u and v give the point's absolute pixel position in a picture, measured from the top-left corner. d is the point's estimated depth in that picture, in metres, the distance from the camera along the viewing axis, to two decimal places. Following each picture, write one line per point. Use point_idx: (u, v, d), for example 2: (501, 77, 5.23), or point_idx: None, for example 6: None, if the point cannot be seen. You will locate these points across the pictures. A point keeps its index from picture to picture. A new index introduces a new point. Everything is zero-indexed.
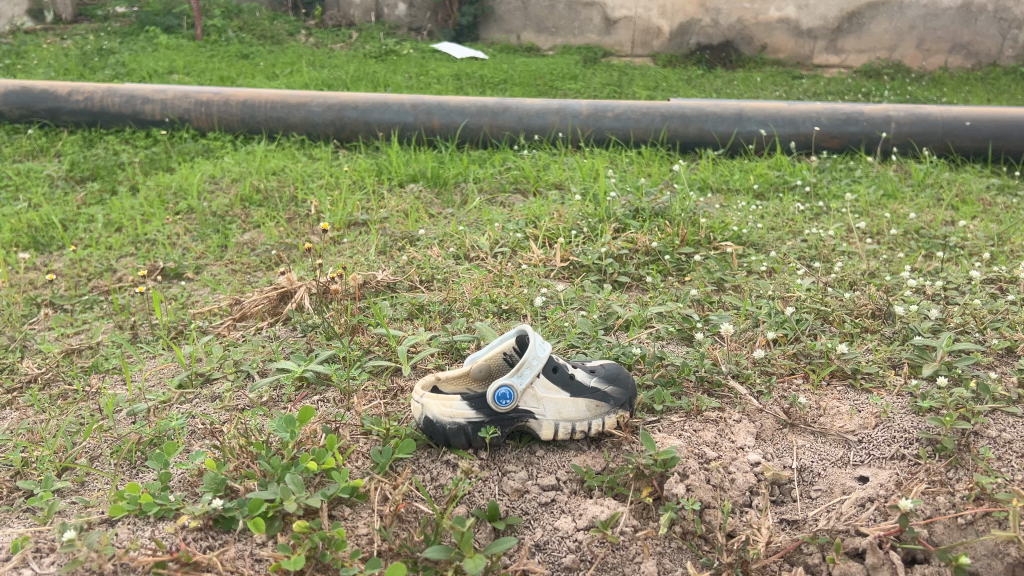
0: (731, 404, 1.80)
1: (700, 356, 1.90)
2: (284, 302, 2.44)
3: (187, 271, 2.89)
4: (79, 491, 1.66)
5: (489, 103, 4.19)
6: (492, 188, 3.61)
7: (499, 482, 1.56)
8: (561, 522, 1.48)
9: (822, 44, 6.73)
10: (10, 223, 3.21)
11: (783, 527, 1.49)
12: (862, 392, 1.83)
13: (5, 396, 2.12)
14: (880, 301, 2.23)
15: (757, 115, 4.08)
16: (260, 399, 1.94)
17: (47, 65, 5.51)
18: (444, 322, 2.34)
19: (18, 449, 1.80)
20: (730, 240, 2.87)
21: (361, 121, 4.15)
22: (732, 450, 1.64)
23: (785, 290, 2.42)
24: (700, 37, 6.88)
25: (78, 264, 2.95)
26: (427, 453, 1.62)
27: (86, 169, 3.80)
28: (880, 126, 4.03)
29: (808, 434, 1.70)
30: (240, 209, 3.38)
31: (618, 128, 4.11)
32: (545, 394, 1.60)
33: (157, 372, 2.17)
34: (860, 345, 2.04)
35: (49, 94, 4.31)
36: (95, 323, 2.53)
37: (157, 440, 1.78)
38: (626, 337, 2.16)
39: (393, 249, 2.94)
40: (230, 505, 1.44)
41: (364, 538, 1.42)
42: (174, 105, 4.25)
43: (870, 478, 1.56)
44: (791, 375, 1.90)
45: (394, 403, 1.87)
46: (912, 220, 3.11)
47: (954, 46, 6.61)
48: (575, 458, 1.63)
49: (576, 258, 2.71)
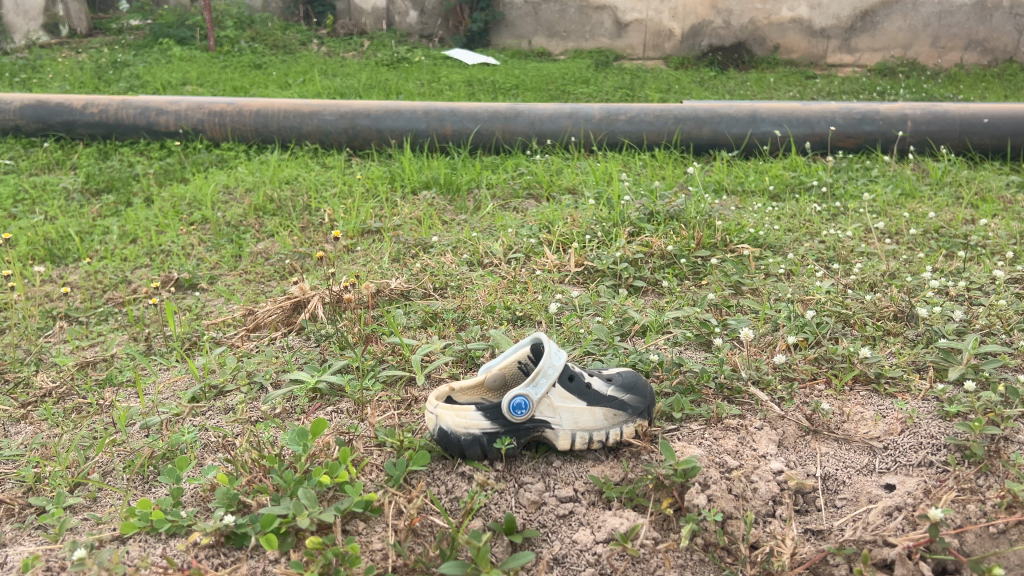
0: (751, 411, 1.76)
1: (719, 362, 1.87)
2: (298, 311, 2.43)
3: (201, 281, 2.88)
4: (91, 507, 1.64)
5: (501, 108, 4.17)
6: (505, 194, 3.59)
7: (516, 494, 1.53)
8: (580, 535, 1.45)
9: (836, 43, 6.68)
10: (26, 236, 3.22)
11: (807, 538, 1.45)
12: (886, 397, 1.79)
13: (20, 410, 2.11)
14: (901, 304, 2.19)
15: (772, 115, 4.04)
16: (274, 410, 1.92)
17: (62, 79, 5.54)
18: (457, 329, 2.31)
19: (30, 465, 1.79)
20: (746, 241, 2.83)
21: (374, 128, 4.14)
22: (754, 459, 1.61)
23: (805, 292, 2.38)
24: (712, 39, 6.84)
25: (93, 276, 2.95)
26: (442, 465, 1.60)
27: (101, 181, 3.80)
28: (896, 125, 3.97)
29: (832, 441, 1.66)
30: (253, 219, 3.37)
31: (631, 131, 4.08)
32: (561, 403, 1.56)
33: (171, 384, 2.15)
34: (883, 348, 2.00)
35: (65, 107, 4.32)
36: (110, 334, 2.52)
37: (170, 454, 1.77)
38: (643, 343, 2.13)
39: (407, 255, 2.92)
40: (242, 521, 1.42)
41: (378, 553, 1.39)
42: (188, 116, 4.26)
43: (897, 486, 1.52)
44: (813, 381, 1.86)
45: (408, 414, 1.84)
46: (931, 219, 3.06)
47: (969, 43, 6.55)
48: (593, 468, 1.60)
49: (591, 263, 2.69)
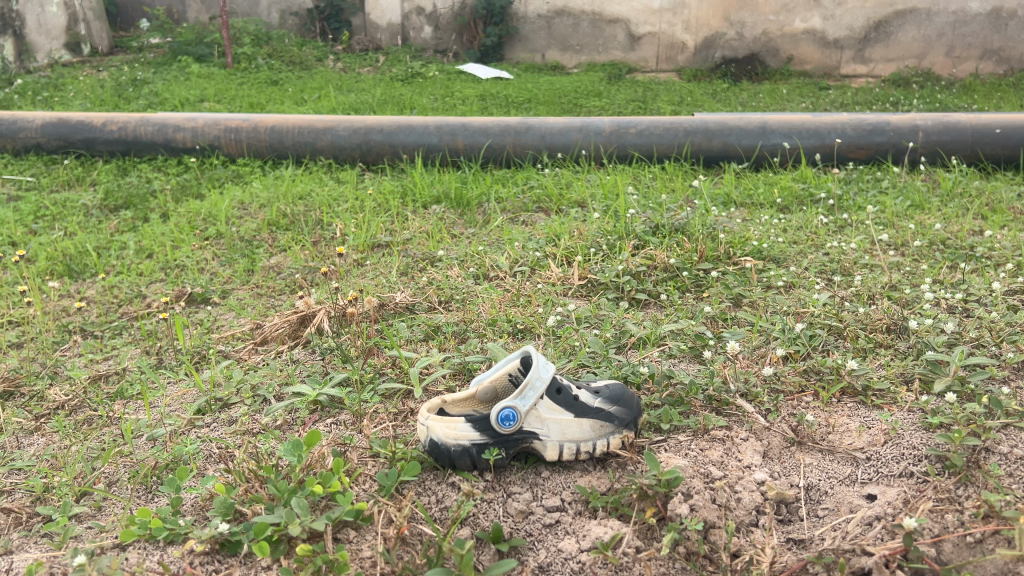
0: (738, 423, 1.79)
1: (709, 374, 1.90)
2: (305, 325, 2.49)
3: (213, 295, 2.95)
4: (95, 516, 1.70)
5: (512, 123, 4.23)
6: (516, 208, 3.64)
7: (504, 504, 1.57)
8: (565, 543, 1.49)
9: (849, 54, 6.70)
10: (46, 251, 3.31)
11: (789, 546, 1.48)
12: (873, 409, 1.81)
13: (34, 422, 2.18)
14: (895, 316, 2.21)
15: (782, 127, 4.07)
16: (275, 423, 1.97)
17: (84, 97, 5.66)
18: (458, 342, 2.36)
19: (40, 475, 1.86)
20: (750, 254, 2.86)
21: (387, 143, 4.21)
22: (738, 470, 1.64)
23: (801, 305, 2.41)
24: (725, 51, 6.88)
25: (109, 290, 3.02)
26: (433, 475, 1.64)
27: (119, 197, 3.88)
28: (907, 135, 4.00)
29: (816, 452, 1.69)
30: (267, 233, 3.44)
31: (641, 144, 4.12)
32: (549, 415, 1.60)
33: (178, 397, 2.21)
34: (873, 360, 2.03)
35: (85, 125, 4.42)
36: (123, 348, 2.58)
37: (173, 464, 1.82)
38: (638, 355, 2.17)
39: (414, 269, 2.97)
40: (236, 529, 1.47)
41: (367, 560, 1.43)
42: (205, 132, 4.35)
43: (878, 496, 1.54)
44: (801, 393, 1.89)
45: (404, 426, 1.89)
46: (937, 231, 3.08)
47: (984, 52, 6.55)
48: (580, 479, 1.64)
49: (594, 276, 2.73)
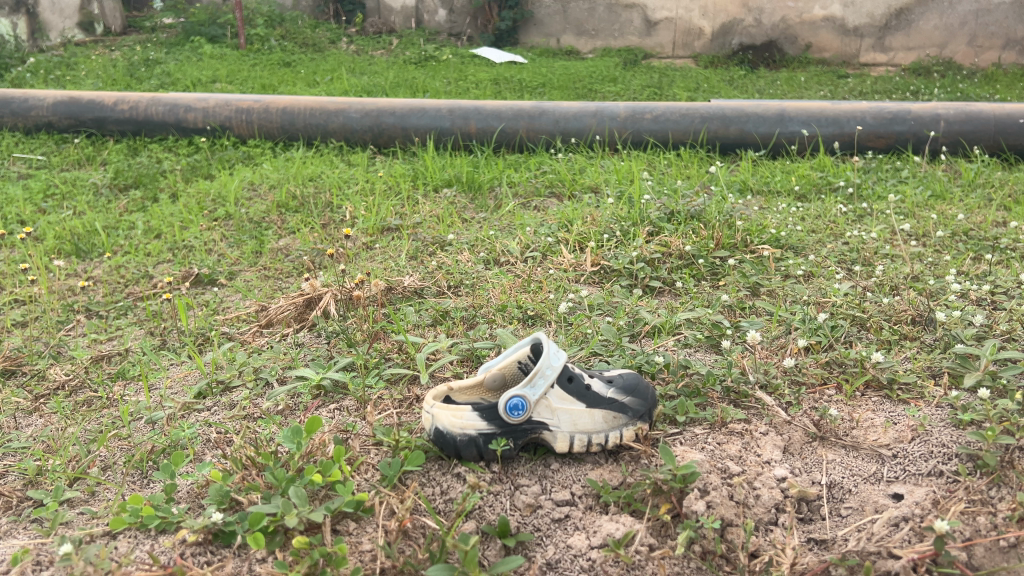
0: (757, 416, 1.72)
1: (728, 365, 1.83)
2: (311, 308, 2.43)
3: (220, 277, 2.88)
4: (88, 501, 1.64)
5: (526, 106, 4.14)
6: (528, 193, 3.55)
7: (511, 496, 1.51)
8: (574, 539, 1.42)
9: (869, 42, 6.56)
10: (54, 230, 3.25)
11: (810, 547, 1.42)
12: (898, 404, 1.74)
13: (32, 403, 2.12)
14: (921, 308, 2.13)
15: (801, 114, 3.96)
16: (277, 407, 1.91)
17: (95, 76, 5.61)
18: (466, 328, 2.28)
19: (35, 458, 1.81)
20: (768, 242, 2.76)
21: (398, 126, 4.13)
22: (757, 465, 1.57)
23: (821, 294, 2.33)
24: (743, 37, 6.74)
25: (115, 270, 2.97)
26: (438, 465, 1.58)
27: (129, 176, 3.82)
28: (928, 125, 3.88)
29: (839, 448, 1.62)
30: (276, 215, 3.37)
31: (657, 130, 4.03)
32: (560, 404, 1.53)
33: (180, 379, 2.15)
34: (898, 353, 1.95)
35: (95, 104, 4.36)
36: (128, 329, 2.52)
37: (170, 449, 1.77)
38: (652, 344, 2.09)
39: (424, 253, 2.90)
40: (230, 519, 1.42)
41: (367, 554, 1.38)
42: (216, 113, 4.28)
43: (905, 495, 1.48)
44: (823, 385, 1.82)
45: (408, 414, 1.82)
46: (960, 221, 2.97)
47: (1008, 42, 6.41)
48: (592, 471, 1.57)
49: (607, 262, 2.64)
